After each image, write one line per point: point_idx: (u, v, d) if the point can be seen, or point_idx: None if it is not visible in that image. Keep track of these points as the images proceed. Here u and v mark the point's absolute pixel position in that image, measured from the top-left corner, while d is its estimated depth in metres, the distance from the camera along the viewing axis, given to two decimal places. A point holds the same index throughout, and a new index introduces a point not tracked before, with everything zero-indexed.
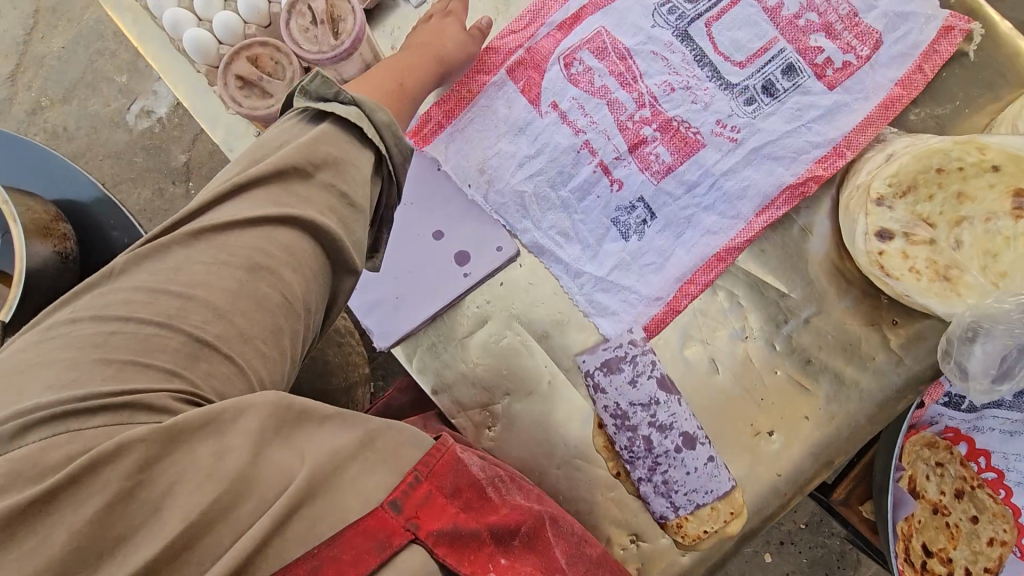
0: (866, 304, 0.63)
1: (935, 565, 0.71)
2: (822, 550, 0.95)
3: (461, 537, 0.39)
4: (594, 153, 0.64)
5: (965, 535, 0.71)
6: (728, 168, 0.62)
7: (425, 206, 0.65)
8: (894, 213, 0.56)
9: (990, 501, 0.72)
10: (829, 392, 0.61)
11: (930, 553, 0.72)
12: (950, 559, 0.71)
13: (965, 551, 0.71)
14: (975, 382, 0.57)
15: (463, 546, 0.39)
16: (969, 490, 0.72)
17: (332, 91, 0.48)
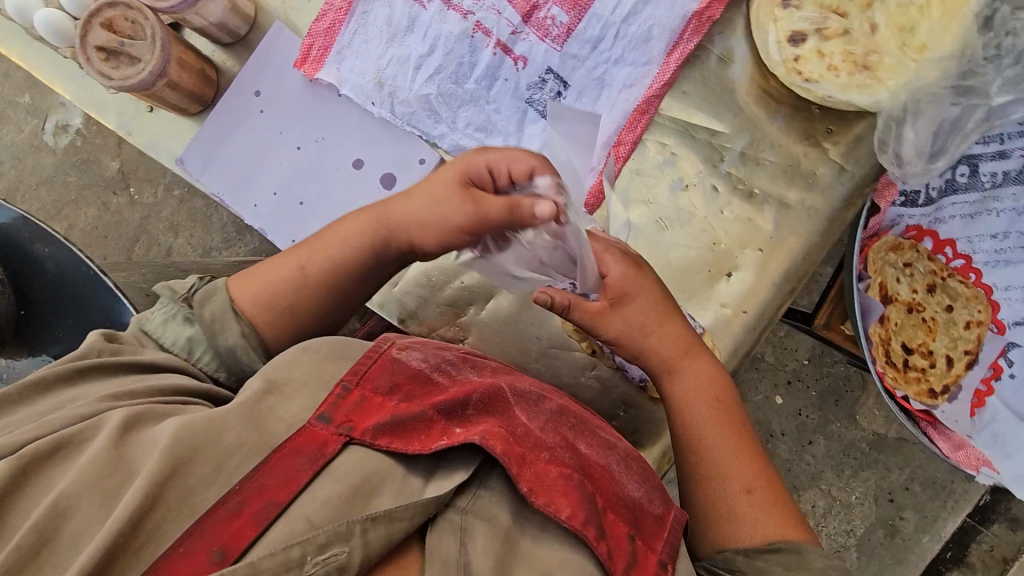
0: (799, 120, 0.61)
1: (916, 363, 0.66)
2: (829, 379, 1.11)
3: (403, 421, 0.44)
4: (489, 35, 0.61)
5: (943, 326, 0.65)
6: (628, 12, 0.60)
7: (338, 137, 0.65)
8: (803, 12, 0.54)
9: (962, 286, 0.64)
10: (779, 221, 0.61)
11: (910, 352, 0.67)
12: (931, 351, 0.66)
13: (944, 341, 0.65)
14: (909, 164, 0.56)
15: (410, 429, 0.44)
16: (943, 282, 0.64)
17: (184, 288, 0.55)
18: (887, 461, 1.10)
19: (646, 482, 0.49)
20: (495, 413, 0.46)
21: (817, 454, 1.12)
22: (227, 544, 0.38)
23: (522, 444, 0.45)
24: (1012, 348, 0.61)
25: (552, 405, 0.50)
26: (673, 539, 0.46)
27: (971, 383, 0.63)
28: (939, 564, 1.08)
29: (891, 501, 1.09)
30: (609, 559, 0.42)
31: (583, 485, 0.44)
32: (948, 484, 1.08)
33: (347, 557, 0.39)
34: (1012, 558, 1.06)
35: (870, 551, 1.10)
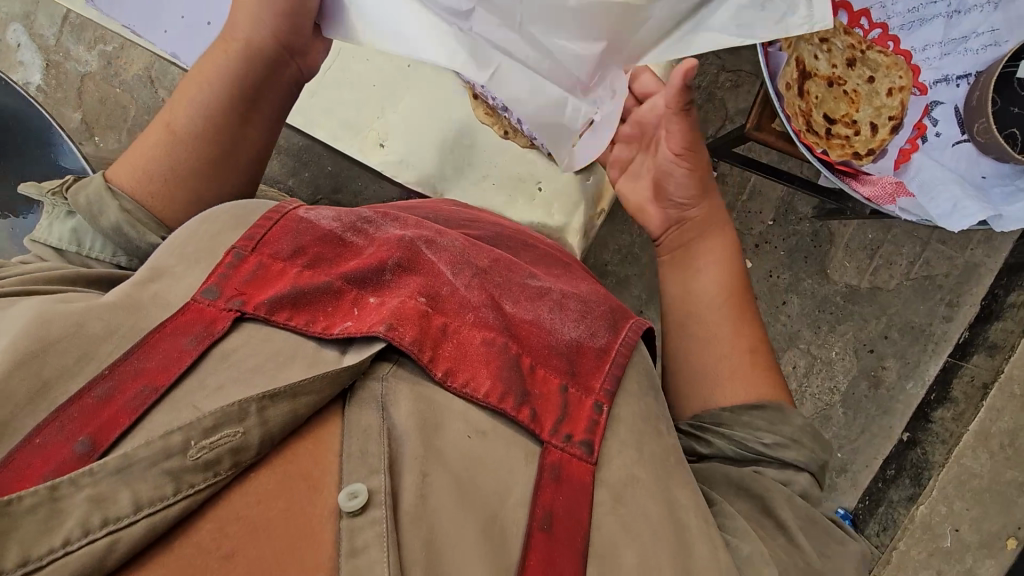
0: None
1: (842, 129, 0.67)
2: (795, 237, 1.16)
3: (304, 294, 0.52)
4: None
5: (866, 96, 0.69)
6: None
7: None
8: None
9: (882, 55, 0.68)
10: None
11: (835, 121, 0.68)
12: (856, 121, 0.68)
13: (868, 110, 0.68)
14: None
15: (314, 300, 0.52)
16: (861, 55, 0.68)
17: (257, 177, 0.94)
18: (863, 312, 1.16)
19: (586, 318, 0.59)
20: (416, 272, 0.56)
21: (793, 313, 1.17)
22: (202, 329, 0.49)
23: (445, 309, 0.54)
24: (935, 107, 0.67)
25: (478, 258, 0.60)
26: (611, 373, 0.57)
27: (896, 145, 0.67)
28: (924, 408, 1.12)
29: (871, 352, 1.15)
30: (536, 423, 0.52)
31: (504, 349, 0.54)
32: (926, 328, 1.14)
33: (240, 440, 0.43)
34: (992, 383, 1.09)
35: (855, 405, 1.15)
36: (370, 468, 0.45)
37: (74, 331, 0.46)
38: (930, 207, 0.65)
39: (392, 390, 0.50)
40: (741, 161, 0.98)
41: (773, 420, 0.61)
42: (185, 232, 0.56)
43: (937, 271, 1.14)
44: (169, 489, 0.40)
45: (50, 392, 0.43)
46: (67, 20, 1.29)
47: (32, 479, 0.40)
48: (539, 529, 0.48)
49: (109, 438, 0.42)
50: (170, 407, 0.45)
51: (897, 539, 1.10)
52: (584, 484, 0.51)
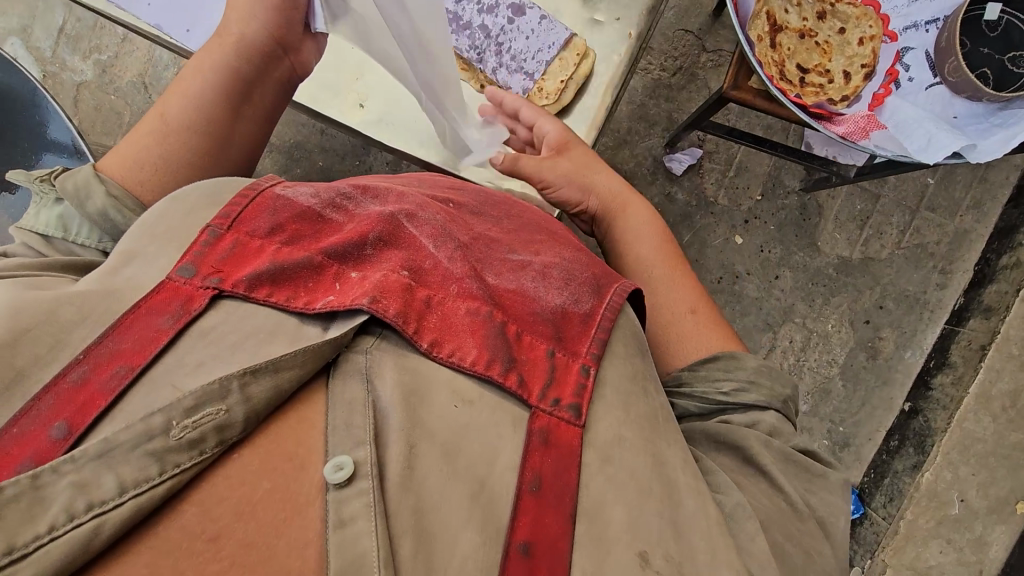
0: None
1: (814, 79, 0.69)
2: (784, 212, 1.16)
3: (284, 271, 0.46)
4: None
5: (837, 47, 0.70)
6: None
7: None
8: None
9: (851, 8, 0.70)
10: None
11: (808, 71, 0.69)
12: (828, 70, 0.70)
13: (840, 60, 0.70)
14: None
15: (293, 278, 0.46)
16: (830, 9, 0.70)
17: None
18: (857, 283, 1.15)
19: (572, 285, 0.54)
20: (399, 247, 0.50)
21: (786, 286, 1.16)
22: (179, 313, 0.42)
23: (428, 282, 0.48)
24: (905, 53, 0.68)
25: (462, 231, 0.54)
26: (598, 338, 0.51)
27: (869, 92, 0.68)
28: (923, 376, 1.12)
29: (868, 324, 1.14)
30: (523, 388, 0.46)
31: (489, 319, 0.48)
32: (921, 296, 1.14)
33: (225, 417, 0.38)
34: (989, 345, 1.07)
35: (855, 377, 1.14)
36: (357, 438, 0.40)
37: (44, 318, 0.39)
38: (904, 143, 0.63)
39: (376, 361, 0.44)
40: (722, 130, 0.98)
41: (728, 368, 0.58)
42: (155, 215, 0.48)
43: (929, 240, 1.14)
44: (154, 471, 0.35)
45: (25, 381, 0.38)
46: (62, 32, 1.27)
47: (9, 470, 0.34)
48: (528, 492, 0.43)
49: (86, 421, 0.37)
50: (148, 389, 0.39)
51: (904, 510, 1.08)
52: (573, 450, 0.45)
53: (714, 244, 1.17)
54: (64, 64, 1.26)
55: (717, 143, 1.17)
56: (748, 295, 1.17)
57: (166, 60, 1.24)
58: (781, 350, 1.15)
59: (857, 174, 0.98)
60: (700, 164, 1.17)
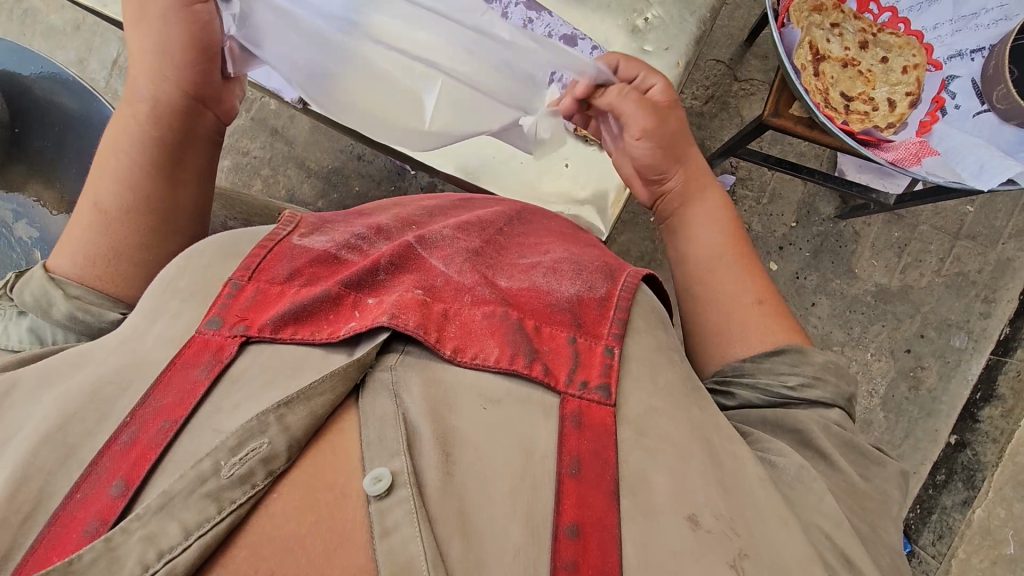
0: None
1: (859, 106, 0.69)
2: (820, 238, 1.16)
3: (305, 306, 0.45)
4: None
5: (880, 76, 0.71)
6: None
7: None
8: None
9: (893, 38, 0.71)
10: None
11: (852, 98, 0.70)
12: (872, 98, 0.70)
13: (884, 87, 0.70)
14: None
15: (316, 311, 0.45)
16: (872, 38, 0.71)
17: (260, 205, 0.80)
18: (896, 311, 1.13)
19: (583, 275, 0.52)
20: (411, 271, 0.49)
21: (823, 314, 1.15)
22: (213, 366, 0.42)
23: (442, 296, 0.47)
24: (950, 81, 0.69)
25: (471, 241, 0.54)
26: (617, 318, 0.48)
27: (915, 119, 0.69)
28: (970, 408, 1.08)
29: (909, 352, 1.12)
30: (550, 375, 0.44)
31: (507, 317, 0.46)
32: (965, 325, 1.11)
33: (269, 449, 0.38)
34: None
35: (897, 408, 1.11)
36: (391, 450, 0.39)
37: (89, 397, 0.41)
38: (957, 168, 0.63)
39: (401, 376, 0.43)
40: (759, 156, 0.99)
41: (795, 362, 0.54)
42: (171, 273, 0.48)
43: (970, 268, 1.12)
44: (212, 511, 0.36)
45: (76, 455, 0.39)
46: (116, 63, 1.32)
47: (77, 534, 0.35)
48: (567, 476, 0.40)
49: (142, 474, 0.38)
50: (195, 434, 0.40)
51: (956, 547, 1.03)
52: (608, 429, 0.42)
53: None
54: (116, 94, 1.31)
55: (750, 170, 1.17)
56: None
57: None
58: None
59: (896, 202, 0.95)
60: (732, 191, 1.17)
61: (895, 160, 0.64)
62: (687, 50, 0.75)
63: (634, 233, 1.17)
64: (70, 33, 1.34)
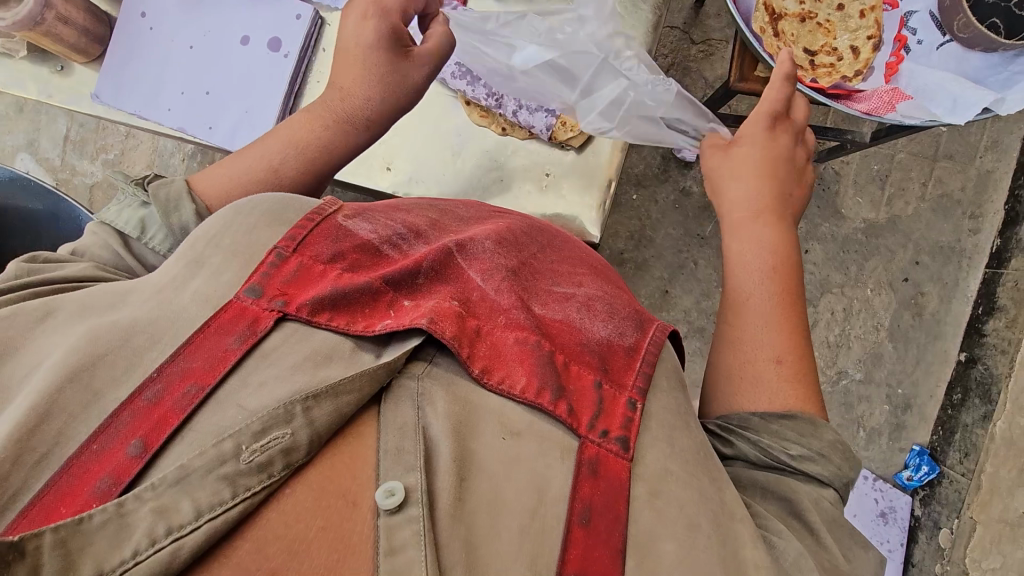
0: None
1: (823, 59, 0.69)
2: None
3: (345, 295, 0.45)
4: None
5: (840, 25, 0.70)
6: None
7: (237, 18, 0.82)
8: None
9: None
10: None
11: (815, 53, 0.70)
12: (835, 49, 0.70)
13: (845, 36, 0.70)
14: None
15: (353, 303, 0.45)
16: None
17: None
18: (888, 243, 1.15)
19: (615, 318, 0.51)
20: (449, 277, 0.49)
21: (818, 259, 1.16)
22: (247, 335, 0.42)
23: (477, 312, 0.47)
24: (909, 18, 0.69)
25: (510, 254, 0.52)
26: (643, 372, 0.47)
27: (881, 62, 0.68)
28: (975, 324, 1.10)
29: (907, 281, 1.14)
30: (572, 416, 0.43)
31: (538, 347, 0.46)
32: (956, 245, 1.13)
33: (291, 441, 0.37)
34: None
35: (904, 338, 1.14)
36: (407, 464, 0.39)
37: (119, 344, 0.41)
38: (931, 108, 0.63)
39: (426, 389, 0.43)
40: (730, 120, 0.98)
41: (804, 433, 0.51)
42: (216, 224, 0.48)
43: (954, 187, 1.13)
44: (227, 495, 0.35)
45: (101, 400, 0.39)
46: (69, 138, 1.29)
47: (90, 486, 0.35)
48: (577, 524, 0.40)
49: (160, 439, 0.37)
50: (216, 408, 0.39)
51: (984, 462, 1.04)
52: (622, 483, 0.42)
53: None
54: (75, 169, 1.28)
55: None
56: None
57: (171, 148, 1.25)
58: (824, 323, 1.15)
59: (871, 138, 0.95)
60: None
61: (870, 110, 0.64)
62: (645, 39, 0.78)
63: (620, 214, 1.17)
64: (15, 117, 1.30)
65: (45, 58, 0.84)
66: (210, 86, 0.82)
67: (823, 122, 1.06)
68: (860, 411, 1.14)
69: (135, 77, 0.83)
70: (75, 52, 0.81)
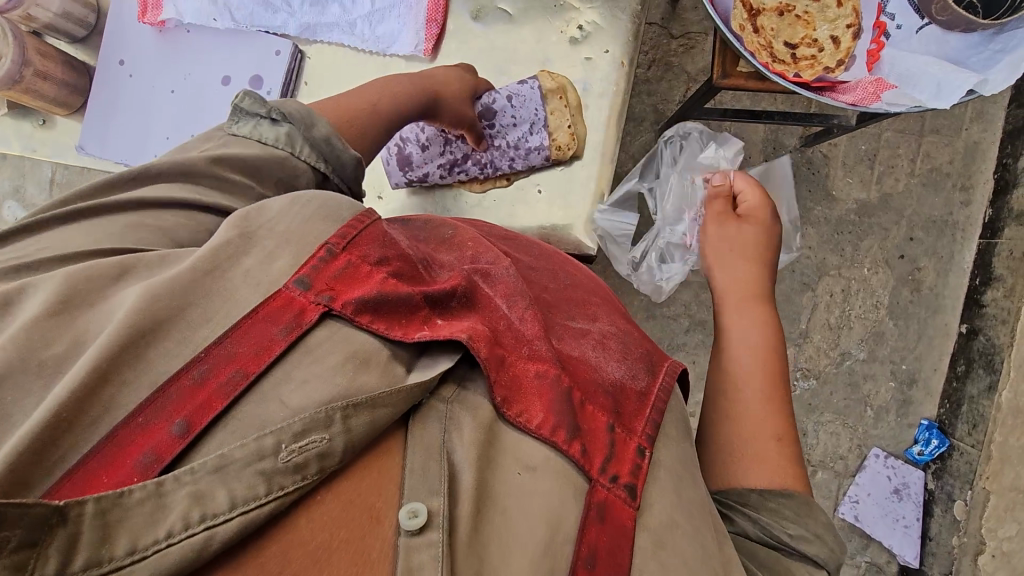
0: None
1: (805, 51, 0.69)
2: (791, 169, 1.16)
3: (388, 303, 0.43)
4: None
5: (818, 15, 0.70)
6: None
7: (214, 58, 0.82)
8: None
9: None
10: None
11: (796, 45, 0.70)
12: (816, 40, 0.70)
13: (825, 26, 0.70)
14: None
15: (393, 309, 0.43)
16: None
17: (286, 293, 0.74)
18: (881, 221, 1.15)
19: (628, 360, 0.52)
20: (478, 301, 0.48)
21: (813, 243, 1.16)
22: (295, 328, 0.40)
23: (504, 339, 0.46)
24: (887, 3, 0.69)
25: (530, 288, 0.53)
26: (653, 418, 0.49)
27: (862, 50, 0.68)
28: (973, 295, 1.11)
29: (903, 258, 1.14)
30: (586, 457, 0.43)
31: (561, 381, 0.45)
32: (949, 218, 1.13)
33: (327, 446, 0.36)
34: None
35: (904, 314, 1.14)
36: (430, 486, 0.38)
37: (175, 313, 0.38)
38: (915, 94, 0.64)
39: (454, 414, 0.42)
40: (715, 113, 0.99)
41: (800, 512, 0.52)
42: (279, 207, 0.46)
43: (942, 160, 1.14)
44: (261, 491, 0.34)
45: (152, 370, 0.37)
46: (53, 182, 1.27)
47: (131, 461, 0.33)
48: (583, 570, 0.39)
49: (205, 421, 0.35)
50: (262, 401, 0.37)
51: (993, 433, 1.05)
52: (626, 532, 0.42)
53: None
54: None
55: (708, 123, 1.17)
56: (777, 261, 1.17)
57: None
58: (825, 305, 1.16)
59: (858, 121, 0.95)
60: None
61: (854, 102, 0.65)
62: (626, 49, 0.78)
63: None
64: None
65: (29, 113, 0.84)
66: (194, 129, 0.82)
67: (807, 108, 1.06)
68: (866, 390, 1.15)
69: (117, 125, 0.83)
70: (55, 104, 0.81)
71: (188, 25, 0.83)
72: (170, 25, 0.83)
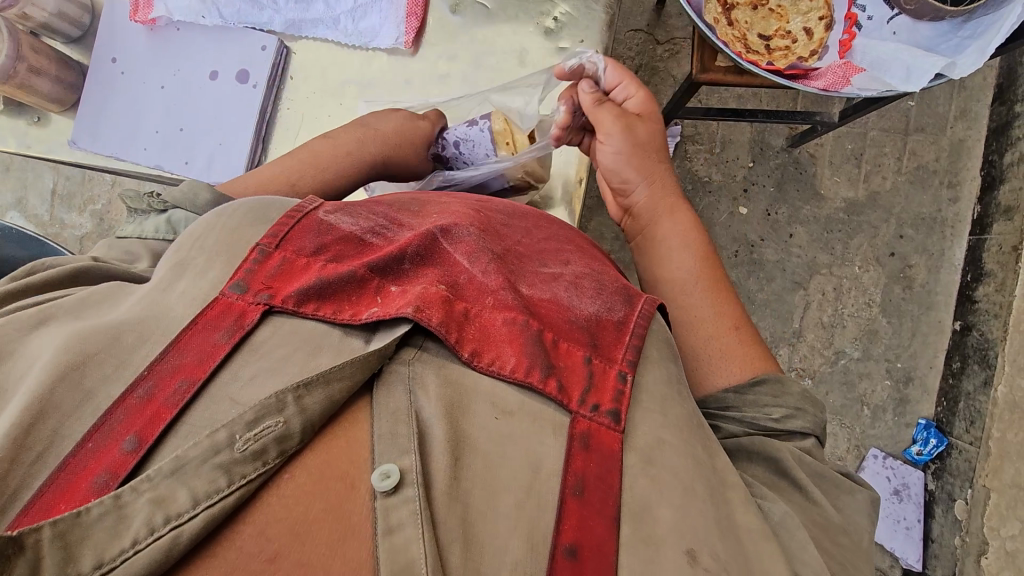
0: None
1: (778, 43, 0.71)
2: (779, 169, 1.18)
3: (330, 285, 0.44)
4: None
5: (791, 9, 0.72)
6: None
7: (203, 55, 0.85)
8: None
9: None
10: None
11: (769, 38, 0.72)
12: (789, 32, 0.72)
13: (798, 19, 0.72)
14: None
15: (338, 294, 0.44)
16: None
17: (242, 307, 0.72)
18: (871, 219, 1.16)
19: (604, 294, 0.50)
20: (435, 263, 0.48)
21: (803, 242, 1.17)
22: (235, 330, 0.41)
23: (464, 296, 0.46)
24: None
25: (494, 240, 0.51)
26: (633, 345, 0.47)
27: (834, 40, 0.70)
28: (966, 292, 1.11)
29: (893, 255, 1.15)
30: (564, 392, 0.43)
31: (527, 325, 0.45)
32: (937, 215, 1.14)
33: (284, 428, 0.37)
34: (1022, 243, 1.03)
35: (897, 312, 1.14)
36: (401, 447, 0.39)
37: (109, 342, 0.40)
38: (886, 79, 0.65)
39: (418, 371, 0.42)
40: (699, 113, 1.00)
41: (776, 393, 0.53)
42: (200, 230, 0.48)
43: (928, 158, 1.15)
44: (222, 483, 0.35)
45: (95, 399, 0.38)
46: (56, 193, 1.30)
47: (86, 486, 0.34)
48: (571, 497, 0.39)
49: (156, 433, 0.36)
50: (211, 402, 0.38)
51: (989, 428, 1.03)
52: (614, 454, 0.42)
53: (722, 221, 1.17)
54: (64, 223, 1.29)
55: (695, 125, 1.18)
56: (768, 260, 1.17)
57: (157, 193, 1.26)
58: (816, 304, 1.16)
59: (840, 118, 0.96)
60: (683, 147, 1.18)
61: (826, 88, 0.66)
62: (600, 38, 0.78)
63: (603, 216, 1.19)
64: (2, 177, 1.32)
65: (23, 111, 0.86)
66: (184, 122, 0.84)
67: (793, 108, 1.07)
68: (862, 389, 1.14)
69: (108, 119, 0.85)
70: (50, 101, 0.84)
71: (178, 23, 0.85)
72: (161, 23, 0.86)
